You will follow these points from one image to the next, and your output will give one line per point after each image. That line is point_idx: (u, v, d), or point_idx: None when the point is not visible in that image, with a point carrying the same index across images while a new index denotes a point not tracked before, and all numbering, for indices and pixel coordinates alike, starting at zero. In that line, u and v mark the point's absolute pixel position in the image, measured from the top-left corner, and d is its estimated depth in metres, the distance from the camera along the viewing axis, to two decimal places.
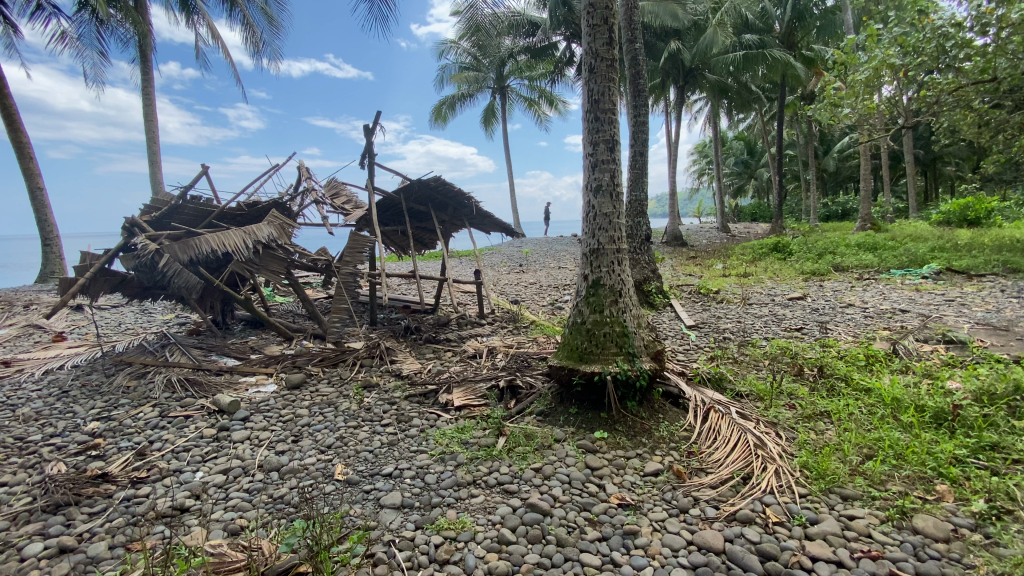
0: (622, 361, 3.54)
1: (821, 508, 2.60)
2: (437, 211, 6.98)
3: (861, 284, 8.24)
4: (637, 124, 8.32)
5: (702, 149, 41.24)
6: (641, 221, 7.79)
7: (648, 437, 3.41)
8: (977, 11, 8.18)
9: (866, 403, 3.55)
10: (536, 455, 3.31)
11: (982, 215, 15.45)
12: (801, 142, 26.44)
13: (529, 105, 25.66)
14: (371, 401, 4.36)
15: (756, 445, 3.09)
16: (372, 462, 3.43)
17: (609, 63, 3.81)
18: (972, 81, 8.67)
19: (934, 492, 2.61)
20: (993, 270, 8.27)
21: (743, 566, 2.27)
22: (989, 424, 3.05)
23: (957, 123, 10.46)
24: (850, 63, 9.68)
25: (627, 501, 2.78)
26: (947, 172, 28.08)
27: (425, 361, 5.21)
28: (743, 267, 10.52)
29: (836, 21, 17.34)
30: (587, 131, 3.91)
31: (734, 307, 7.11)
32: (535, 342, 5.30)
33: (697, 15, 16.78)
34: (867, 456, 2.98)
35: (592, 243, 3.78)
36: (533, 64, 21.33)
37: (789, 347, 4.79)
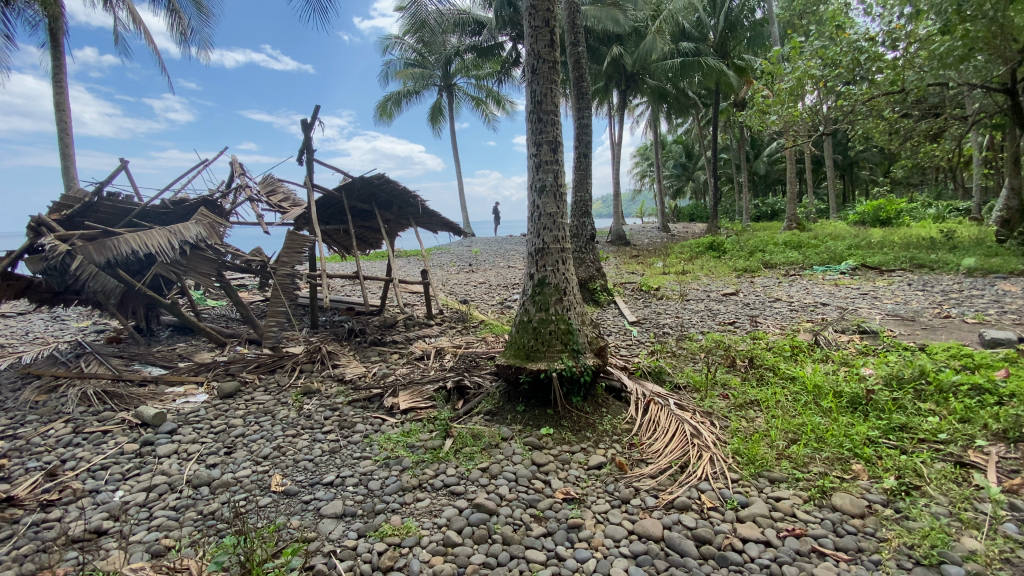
0: (568, 358, 3.59)
1: (751, 492, 2.75)
2: (381, 210, 6.81)
3: (787, 280, 8.80)
4: (581, 126, 8.51)
5: (644, 152, 42.69)
6: (586, 221, 7.96)
7: (591, 430, 3.49)
8: (889, 27, 8.95)
9: (791, 391, 3.79)
10: (483, 455, 3.29)
11: (891, 215, 16.94)
12: (734, 147, 27.96)
13: (476, 104, 25.63)
14: (311, 408, 4.19)
15: (692, 434, 3.23)
16: (312, 471, 3.30)
17: (551, 65, 3.85)
18: (884, 92, 9.47)
19: (851, 471, 2.82)
20: (901, 265, 9.07)
21: (680, 552, 2.35)
22: (897, 406, 3.34)
23: (870, 131, 11.41)
24: (776, 72, 10.32)
25: (572, 495, 2.82)
26: (862, 176, 30.56)
27: (369, 363, 5.07)
28: (681, 265, 10.97)
29: (763, 33, 18.50)
30: (531, 131, 3.93)
31: (673, 303, 7.41)
32: (483, 342, 5.29)
33: (637, 21, 17.32)
34: (793, 440, 3.18)
35: (536, 243, 3.81)
36: (480, 64, 21.35)
37: (724, 340, 5.04)
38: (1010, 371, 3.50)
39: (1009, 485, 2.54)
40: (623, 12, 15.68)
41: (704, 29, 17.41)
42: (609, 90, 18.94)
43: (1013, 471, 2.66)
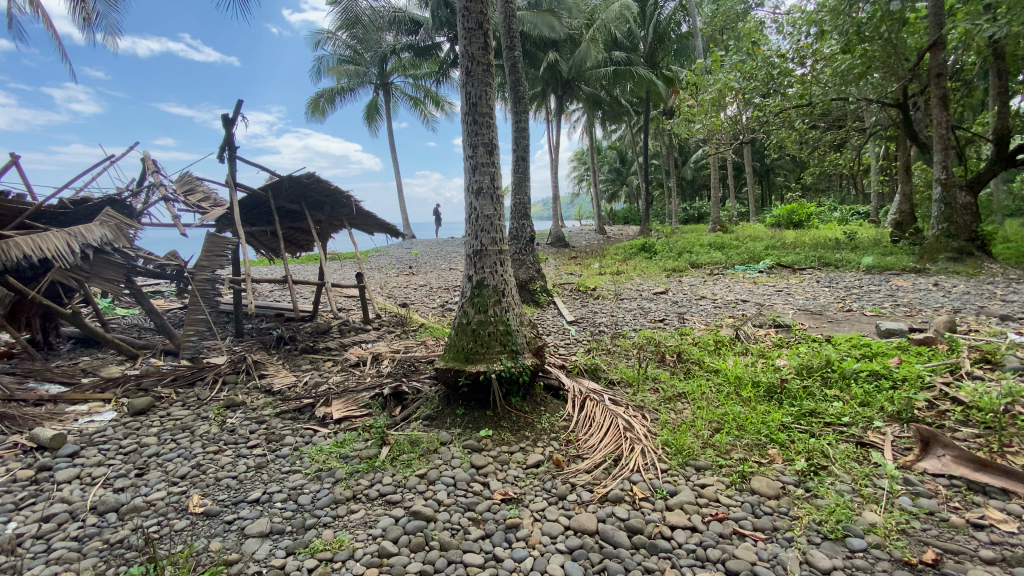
0: (507, 358, 3.60)
1: (679, 480, 2.89)
2: (312, 211, 6.52)
3: (713, 279, 9.34)
4: (518, 130, 8.60)
5: (581, 156, 43.89)
6: (525, 223, 8.06)
7: (530, 430, 3.52)
8: (797, 46, 9.77)
9: (715, 383, 4.03)
10: (421, 461, 3.23)
11: (803, 218, 18.48)
12: (664, 153, 29.35)
13: (414, 104, 25.25)
14: (236, 422, 3.94)
15: (625, 428, 3.35)
16: (236, 489, 3.10)
17: (485, 67, 3.85)
18: (794, 105, 10.27)
19: (767, 455, 3.03)
20: (811, 264, 9.88)
21: (613, 543, 2.43)
22: (807, 393, 3.64)
23: (782, 141, 12.38)
24: (700, 84, 10.95)
25: (510, 495, 2.84)
26: (777, 182, 33.13)
27: (301, 372, 4.85)
28: (616, 266, 11.34)
29: (688, 46, 19.60)
30: (467, 133, 3.91)
31: (609, 303, 7.66)
32: (422, 346, 5.20)
33: (573, 29, 17.76)
34: (716, 429, 3.38)
35: (475, 244, 3.80)
36: (417, 63, 21.06)
37: (655, 337, 5.28)
38: (901, 358, 3.91)
39: (902, 461, 2.82)
40: (558, 19, 16.03)
41: (634, 40, 18.15)
42: (546, 95, 19.31)
43: (904, 448, 2.96)
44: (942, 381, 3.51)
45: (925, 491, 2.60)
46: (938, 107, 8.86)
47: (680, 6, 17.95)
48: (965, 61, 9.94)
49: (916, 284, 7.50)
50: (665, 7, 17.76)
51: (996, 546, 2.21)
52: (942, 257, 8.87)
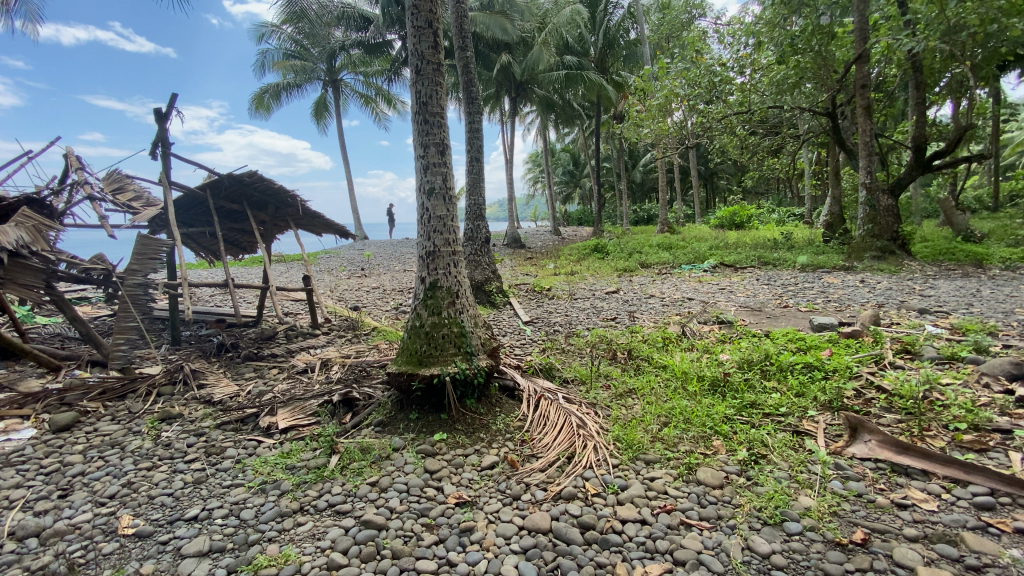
0: (461, 361, 3.57)
1: (630, 475, 2.96)
2: (255, 211, 6.23)
3: (662, 278, 9.66)
4: (471, 130, 8.56)
5: (536, 159, 44.35)
6: (480, 224, 8.03)
7: (485, 432, 3.50)
8: (736, 56, 10.27)
9: (664, 378, 4.17)
10: (373, 468, 3.15)
11: (744, 220, 19.44)
12: (615, 157, 30.12)
13: (365, 102, 24.68)
14: (172, 436, 3.70)
15: (578, 426, 3.40)
16: (172, 507, 2.91)
17: (435, 67, 3.81)
18: (734, 112, 10.79)
19: (712, 447, 3.16)
20: (751, 263, 10.40)
21: (566, 540, 2.45)
22: (748, 386, 3.83)
23: (724, 146, 12.99)
24: (647, 90, 11.32)
25: (464, 498, 2.81)
26: (721, 185, 34.73)
27: (244, 381, 4.62)
28: (570, 267, 11.52)
29: (637, 53, 20.22)
30: (417, 133, 3.85)
31: (563, 302, 7.77)
32: (375, 350, 5.07)
33: (525, 31, 17.92)
34: (664, 423, 3.50)
35: (427, 245, 3.74)
36: (368, 59, 20.62)
37: (607, 335, 5.40)
38: (831, 350, 4.18)
39: (833, 447, 3.01)
40: (511, 22, 16.13)
41: (585, 45, 18.53)
42: (500, 97, 19.39)
43: (835, 435, 3.16)
44: (868, 371, 3.77)
45: (854, 474, 2.78)
46: (864, 116, 9.52)
47: (628, 14, 18.48)
48: (886, 75, 10.77)
49: (845, 281, 8.04)
50: (614, 14, 18.23)
51: (918, 524, 2.38)
52: (867, 256, 9.55)
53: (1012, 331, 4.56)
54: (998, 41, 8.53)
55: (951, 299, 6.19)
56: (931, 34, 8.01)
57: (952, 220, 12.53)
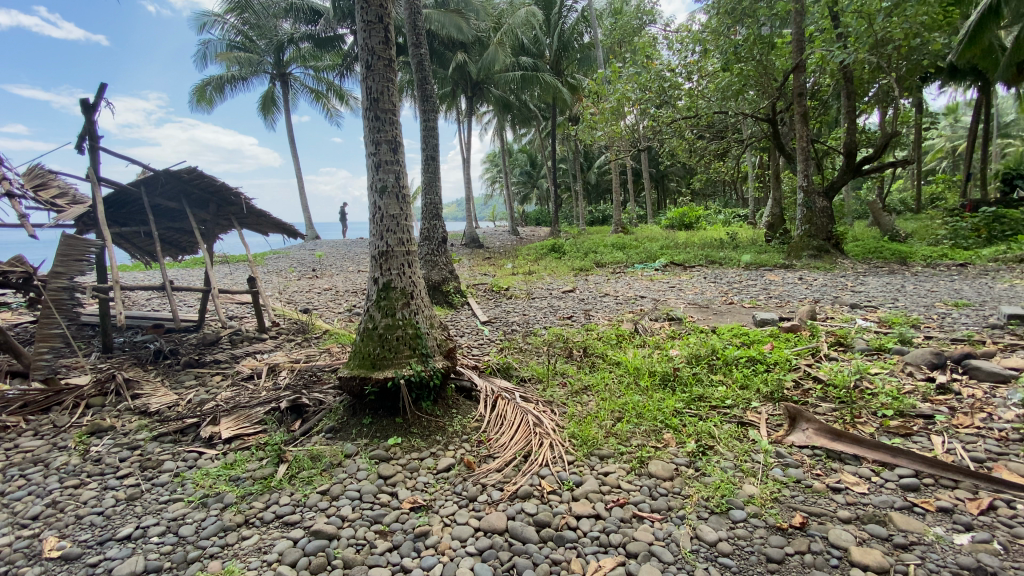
0: (416, 363, 3.51)
1: (584, 471, 3.00)
2: (196, 209, 5.90)
3: (616, 277, 9.89)
4: (427, 129, 8.44)
5: (493, 159, 44.39)
6: (437, 223, 7.93)
7: (441, 434, 3.46)
8: (685, 62, 10.64)
9: (618, 374, 4.26)
10: (323, 476, 3.05)
11: (693, 220, 20.19)
12: (570, 158, 30.56)
13: (315, 97, 23.91)
14: (102, 450, 3.44)
15: (534, 424, 3.42)
16: (103, 527, 2.71)
17: (386, 62, 3.72)
18: (682, 116, 11.20)
19: (663, 440, 3.25)
20: (699, 262, 10.82)
21: (522, 540, 2.45)
22: (697, 379, 3.97)
23: (674, 149, 13.47)
24: (601, 93, 11.56)
25: (420, 502, 2.77)
26: (671, 187, 35.95)
27: (183, 389, 4.36)
28: (527, 267, 11.59)
29: (590, 56, 20.61)
30: (368, 129, 3.74)
31: (521, 302, 7.80)
32: (326, 354, 4.92)
33: (480, 31, 17.88)
34: (618, 418, 3.58)
35: (380, 245, 3.66)
36: (319, 53, 19.99)
37: (563, 333, 5.47)
38: (773, 344, 4.40)
39: (775, 437, 3.17)
40: (466, 21, 16.04)
41: (540, 47, 18.67)
42: (456, 96, 19.28)
43: (776, 424, 3.33)
44: (805, 363, 4.00)
45: (793, 461, 2.93)
46: (801, 123, 10.09)
47: (582, 17, 18.76)
48: (821, 84, 11.45)
49: (785, 279, 8.49)
50: (568, 16, 18.43)
51: (850, 506, 2.53)
52: (805, 254, 10.13)
53: (932, 323, 4.96)
54: (919, 55, 9.23)
55: (878, 294, 6.66)
56: (861, 47, 8.56)
57: (880, 221, 13.48)
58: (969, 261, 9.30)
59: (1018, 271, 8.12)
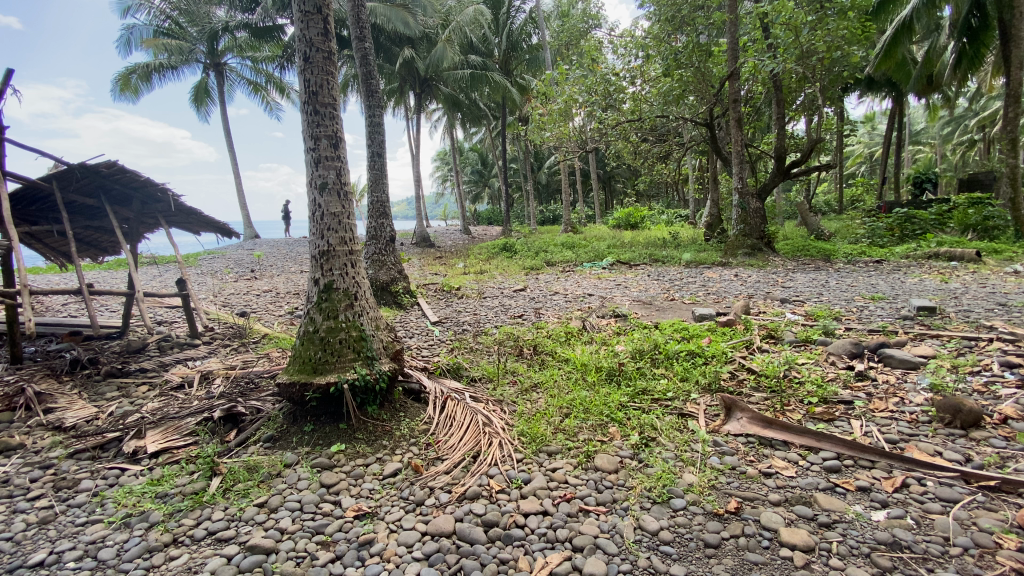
0: (361, 366, 3.42)
1: (533, 468, 3.02)
2: (117, 206, 5.45)
3: (565, 276, 10.05)
4: (372, 124, 8.19)
5: (443, 157, 43.98)
6: (385, 222, 7.73)
7: (387, 438, 3.38)
8: (628, 68, 10.99)
9: (566, 370, 4.33)
10: (261, 488, 2.90)
11: (638, 221, 20.85)
12: (521, 157, 30.75)
13: (253, 89, 22.79)
14: (8, 471, 3.12)
15: (484, 424, 3.41)
16: (8, 555, 2.45)
17: (326, 55, 3.59)
18: (627, 119, 11.56)
19: (608, 434, 3.33)
20: (644, 260, 11.19)
21: (470, 541, 2.43)
22: (640, 373, 4.11)
23: (620, 151, 13.86)
24: (548, 94, 11.71)
25: (364, 509, 2.69)
26: (618, 188, 37.00)
27: (105, 401, 4.03)
28: (478, 266, 11.57)
29: (539, 57, 20.81)
30: (306, 124, 3.59)
31: (472, 301, 7.77)
32: (264, 359, 4.69)
33: (428, 28, 17.66)
34: (566, 414, 3.63)
35: (320, 244, 3.52)
36: (257, 43, 19.04)
37: (513, 332, 5.50)
38: (710, 338, 4.62)
39: (712, 426, 3.32)
40: (412, 16, 15.79)
41: (489, 46, 18.67)
42: (404, 92, 18.93)
43: (713, 414, 3.49)
44: (740, 356, 4.22)
45: (728, 449, 3.08)
46: (736, 128, 10.62)
47: (530, 18, 18.93)
48: (754, 92, 12.12)
49: (723, 275, 8.93)
50: (516, 17, 18.52)
51: (780, 489, 2.69)
52: (740, 252, 10.70)
53: (852, 315, 5.37)
54: (840, 67, 9.97)
55: (805, 289, 7.13)
56: (788, 57, 9.15)
57: (807, 222, 14.46)
58: (884, 258, 10.12)
59: (924, 266, 8.94)
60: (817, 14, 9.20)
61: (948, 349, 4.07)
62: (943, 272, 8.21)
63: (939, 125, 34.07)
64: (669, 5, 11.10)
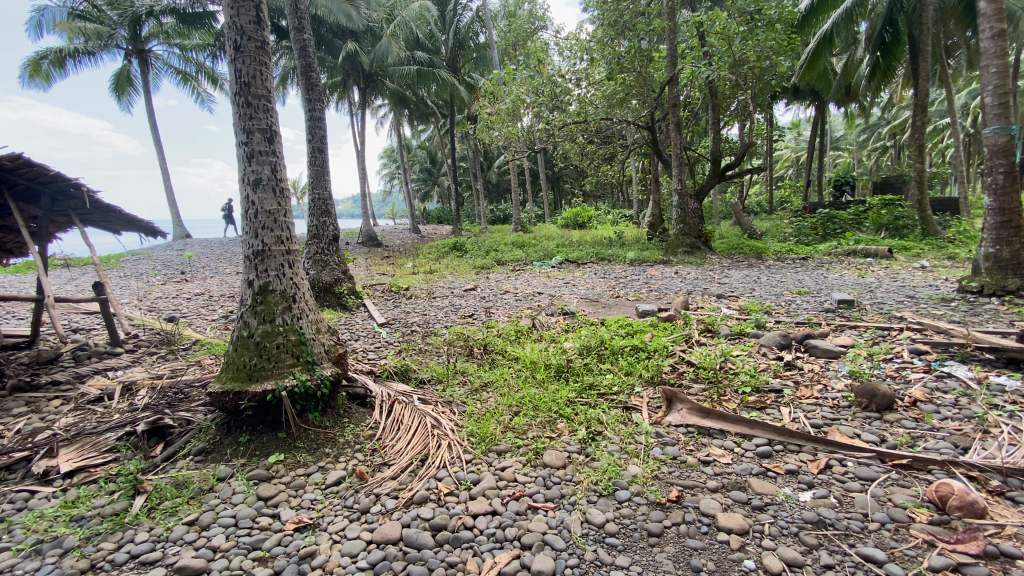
0: (301, 372, 3.27)
1: (482, 468, 3.01)
2: (22, 203, 4.94)
3: (514, 275, 10.11)
4: (312, 119, 7.77)
5: (391, 155, 43.00)
6: (328, 220, 7.44)
7: (331, 445, 3.26)
8: (573, 70, 11.20)
9: (516, 369, 4.34)
10: (191, 505, 2.72)
11: (586, 220, 21.29)
12: (470, 156, 30.65)
13: (182, 78, 21.36)
14: None
15: (432, 427, 3.37)
16: None
17: (259, 44, 3.41)
18: (573, 120, 11.78)
19: (557, 430, 3.37)
20: (591, 258, 11.44)
21: (417, 547, 2.39)
22: (588, 369, 4.19)
23: (567, 153, 14.11)
24: (496, 94, 11.72)
25: (305, 522, 2.58)
26: (566, 188, 37.70)
27: (10, 418, 3.64)
28: (428, 265, 11.42)
29: (486, 57, 20.78)
30: (238, 116, 3.39)
31: (421, 301, 7.65)
32: (195, 367, 4.40)
33: (372, 21, 17.28)
34: (515, 412, 3.65)
35: (255, 244, 3.34)
36: (187, 31, 17.84)
37: (463, 331, 5.46)
38: (652, 333, 4.78)
39: (654, 418, 3.44)
40: (356, 9, 15.37)
41: (436, 43, 18.41)
42: (348, 87, 18.34)
43: (656, 406, 3.62)
44: (680, 349, 4.40)
45: (670, 439, 3.20)
46: (675, 131, 11.05)
47: (477, 17, 18.87)
48: (692, 97, 12.68)
49: (665, 273, 9.29)
50: (463, 15, 18.39)
51: (717, 476, 2.82)
52: (680, 250, 11.16)
53: (781, 309, 5.73)
54: (769, 76, 10.61)
55: (739, 285, 7.54)
56: (722, 65, 9.64)
57: (741, 221, 15.29)
58: (809, 255, 10.89)
59: (845, 263, 9.68)
60: (747, 25, 9.75)
61: (865, 339, 4.42)
62: (860, 267, 8.94)
63: (856, 132, 36.96)
64: (612, 9, 11.28)
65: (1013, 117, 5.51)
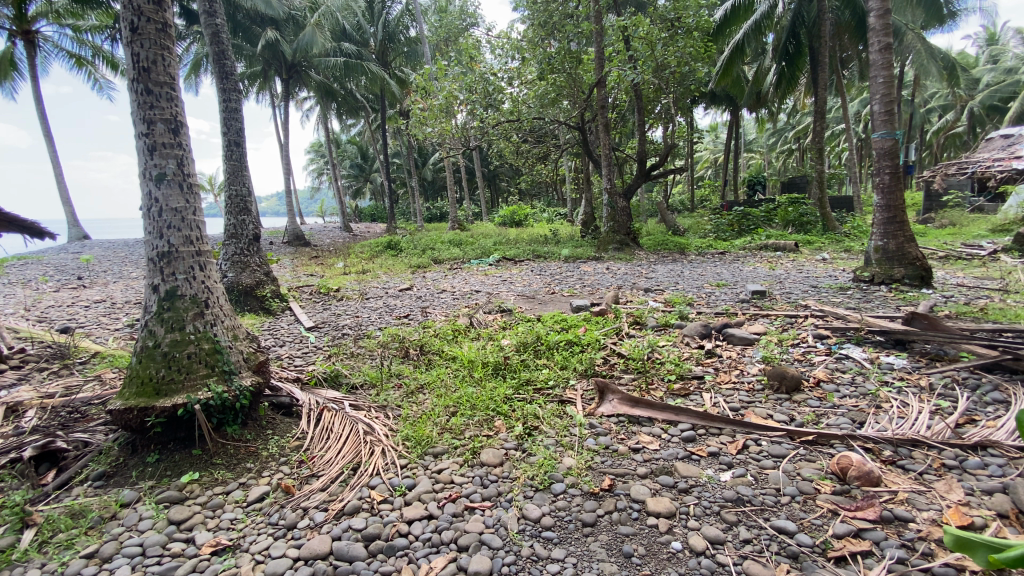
0: (216, 383, 3.04)
1: (417, 472, 2.95)
2: None
3: (451, 273, 10.02)
4: (227, 110, 7.14)
5: (319, 150, 41.14)
6: (249, 219, 6.96)
7: (253, 460, 3.06)
8: (505, 68, 11.24)
9: (453, 369, 4.30)
10: (92, 536, 2.46)
11: (522, 219, 21.48)
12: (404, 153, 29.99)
13: (76, 61, 19.20)
14: None
15: (365, 434, 3.26)
16: None
17: (159, 27, 3.12)
18: (506, 119, 11.83)
19: (494, 428, 3.38)
20: (527, 256, 11.56)
21: (349, 559, 2.30)
22: (524, 365, 4.23)
23: (502, 151, 14.17)
24: (429, 89, 11.48)
25: (224, 544, 2.40)
26: (502, 186, 37.92)
27: None
28: (361, 265, 11.03)
29: (417, 52, 20.32)
30: (137, 104, 3.08)
31: (353, 303, 7.39)
32: (94, 382, 3.98)
33: (295, 9, 16.40)
34: (452, 412, 3.61)
35: (159, 245, 3.07)
36: (80, 10, 16.02)
37: (398, 333, 5.32)
38: (586, 327, 4.91)
39: (588, 410, 3.54)
40: None
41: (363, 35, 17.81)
42: (269, 77, 17.29)
43: (589, 398, 3.71)
44: (612, 342, 4.55)
45: (602, 430, 3.30)
46: (604, 132, 11.38)
47: (407, 10, 18.43)
48: (620, 100, 13.17)
49: (597, 269, 9.57)
50: (392, 7, 17.90)
51: (646, 462, 2.94)
52: (611, 247, 11.52)
53: (703, 301, 6.08)
54: (689, 81, 11.24)
55: (665, 279, 7.91)
56: (646, 68, 10.03)
57: (666, 219, 16.06)
58: (727, 250, 11.65)
59: (758, 257, 10.44)
60: (668, 31, 10.27)
61: (776, 326, 4.80)
62: (771, 261, 9.68)
63: (767, 136, 40.04)
64: (542, 10, 11.44)
65: (896, 123, 6.16)
